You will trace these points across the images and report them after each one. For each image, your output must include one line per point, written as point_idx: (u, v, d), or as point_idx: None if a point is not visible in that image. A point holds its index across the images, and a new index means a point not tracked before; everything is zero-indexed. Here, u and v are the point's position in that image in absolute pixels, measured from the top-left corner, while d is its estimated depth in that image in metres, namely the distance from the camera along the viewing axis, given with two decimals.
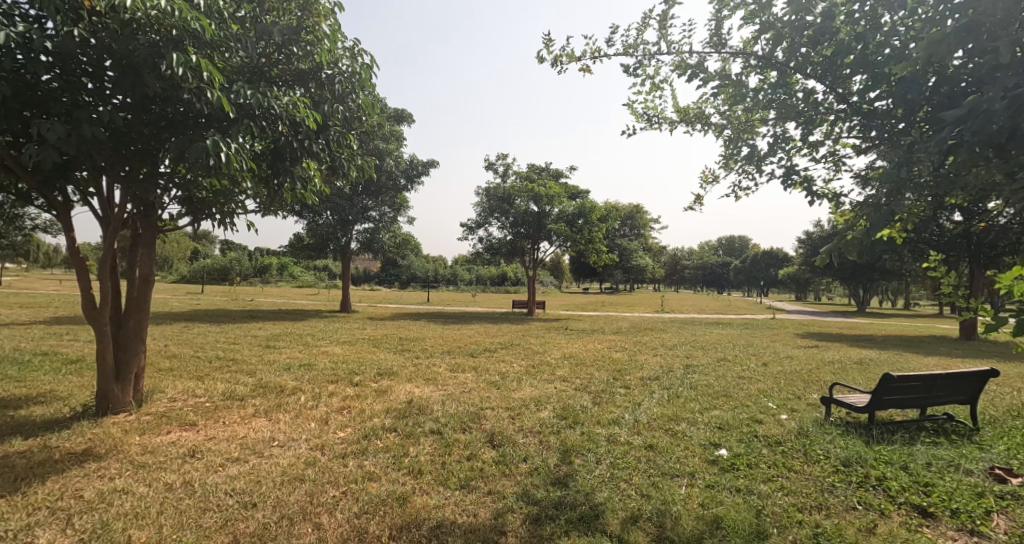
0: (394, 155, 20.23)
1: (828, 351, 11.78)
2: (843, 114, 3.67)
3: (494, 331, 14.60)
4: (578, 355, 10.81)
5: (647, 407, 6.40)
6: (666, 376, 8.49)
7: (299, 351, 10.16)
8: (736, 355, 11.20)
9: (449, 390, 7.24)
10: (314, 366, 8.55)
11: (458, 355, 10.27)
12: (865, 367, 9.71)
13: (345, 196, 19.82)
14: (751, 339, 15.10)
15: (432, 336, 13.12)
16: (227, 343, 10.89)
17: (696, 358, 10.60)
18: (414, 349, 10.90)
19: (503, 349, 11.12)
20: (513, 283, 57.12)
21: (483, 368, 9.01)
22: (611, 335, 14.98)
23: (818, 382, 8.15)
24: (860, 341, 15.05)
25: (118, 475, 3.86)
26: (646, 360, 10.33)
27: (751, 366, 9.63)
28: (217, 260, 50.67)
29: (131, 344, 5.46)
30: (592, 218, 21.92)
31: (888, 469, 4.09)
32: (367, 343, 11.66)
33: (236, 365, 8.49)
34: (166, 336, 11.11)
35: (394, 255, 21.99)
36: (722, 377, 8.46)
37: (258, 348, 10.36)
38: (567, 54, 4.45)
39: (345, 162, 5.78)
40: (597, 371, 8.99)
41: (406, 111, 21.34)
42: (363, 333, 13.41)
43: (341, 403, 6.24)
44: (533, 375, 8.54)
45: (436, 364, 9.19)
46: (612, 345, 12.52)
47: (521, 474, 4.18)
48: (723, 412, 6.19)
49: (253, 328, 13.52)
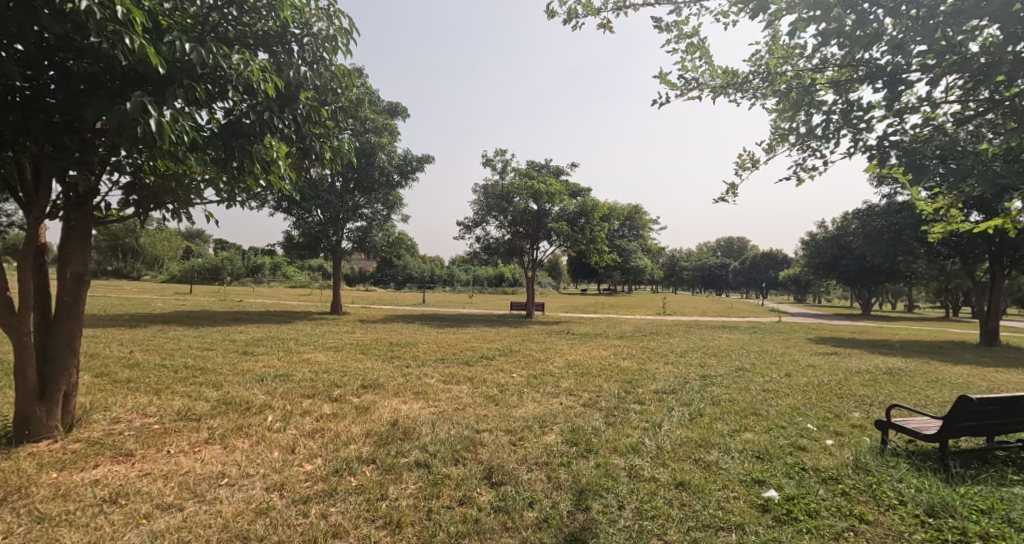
0: (387, 150, 19.34)
1: (852, 360, 10.93)
2: (947, 70, 2.85)
3: (491, 336, 13.75)
4: (583, 363, 9.94)
5: (669, 429, 5.56)
6: (683, 389, 7.66)
7: (278, 359, 9.28)
8: (754, 363, 10.36)
9: (441, 406, 6.40)
10: (291, 376, 7.67)
11: (453, 363, 9.38)
12: (897, 377, 8.89)
13: (336, 191, 18.87)
14: (763, 345, 14.29)
15: (425, 341, 12.27)
16: (201, 349, 10.00)
17: (712, 367, 9.74)
18: (405, 356, 10.02)
19: (501, 357, 10.28)
20: (510, 283, 56.23)
21: (481, 379, 8.12)
22: (615, 340, 14.15)
23: (854, 397, 7.30)
24: (878, 348, 14.24)
25: (7, 535, 2.99)
26: (656, 369, 9.51)
27: (773, 377, 8.79)
28: (209, 259, 49.75)
29: (59, 357, 4.57)
30: (594, 217, 21.08)
31: (990, 523, 3.24)
32: (354, 349, 10.77)
33: (203, 376, 7.60)
34: (133, 342, 10.22)
35: (387, 254, 21.11)
36: (746, 390, 7.60)
37: (233, 355, 9.48)
38: (582, 4, 3.65)
39: (318, 143, 4.99)
40: (605, 383, 8.12)
41: (400, 105, 20.51)
42: (351, 338, 12.50)
43: (314, 425, 5.37)
44: (535, 387, 7.68)
45: (429, 375, 8.31)
46: (618, 352, 11.65)
47: (527, 528, 3.33)
48: (757, 436, 5.35)
49: (233, 331, 12.64)
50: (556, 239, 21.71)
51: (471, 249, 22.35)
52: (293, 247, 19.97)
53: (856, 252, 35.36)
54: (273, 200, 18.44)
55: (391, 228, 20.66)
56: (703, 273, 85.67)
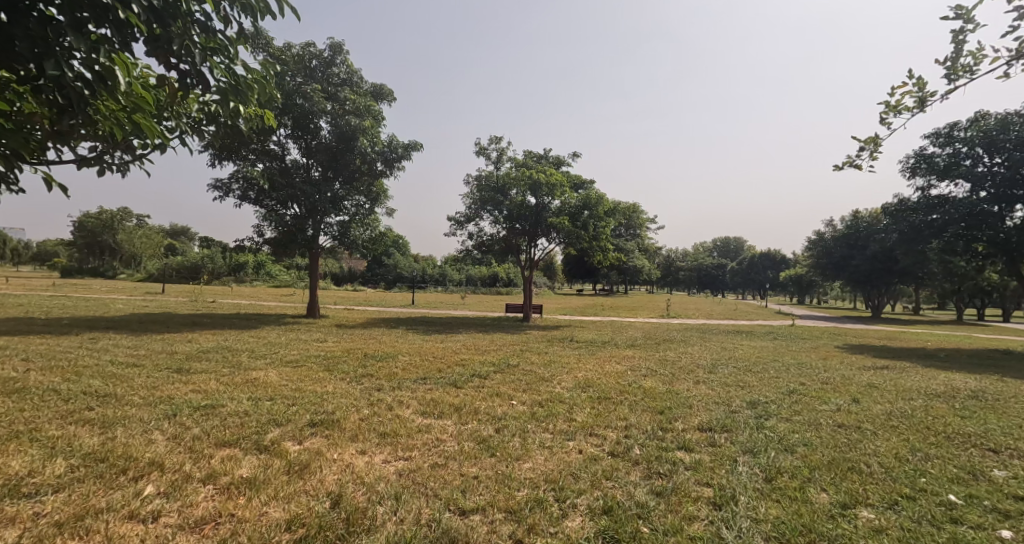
0: (371, 133, 17.37)
1: (915, 379, 9.12)
2: None
3: (485, 345, 11.89)
4: (598, 385, 8.04)
5: (750, 505, 3.75)
6: (737, 425, 5.85)
7: (217, 381, 7.31)
8: (804, 383, 8.52)
9: (414, 460, 4.53)
10: (219, 408, 5.72)
11: (437, 386, 7.45)
12: (993, 405, 7.06)
13: (311, 181, 16.96)
14: (794, 355, 12.53)
15: (407, 352, 10.40)
16: (123, 366, 8.01)
17: (757, 389, 7.87)
18: (377, 375, 8.10)
19: (497, 374, 8.42)
20: (505, 283, 54.42)
21: (471, 410, 6.22)
22: (627, 350, 12.28)
23: (966, 437, 5.50)
24: (926, 359, 12.50)
25: None
26: (690, 392, 7.71)
27: (840, 404, 6.94)
28: (189, 256, 47.39)
29: None
30: (598, 212, 19.27)
31: None
32: (318, 365, 8.82)
33: (100, 408, 5.63)
34: (41, 356, 8.22)
35: (370, 251, 19.24)
36: (819, 427, 5.77)
37: (161, 374, 7.56)
38: None
39: (199, 54, 3.23)
40: (633, 415, 6.27)
41: (386, 87, 18.63)
42: (318, 349, 10.52)
43: (211, 505, 3.48)
44: (543, 424, 5.80)
45: (403, 405, 6.39)
46: (636, 367, 9.76)
47: None
48: (887, 520, 3.53)
49: (181, 340, 10.65)
50: (556, 235, 19.86)
51: (463, 246, 20.56)
52: (265, 244, 17.90)
53: (867, 251, 33.76)
54: (239, 189, 16.44)
55: (375, 224, 18.80)
56: (701, 273, 84.09)
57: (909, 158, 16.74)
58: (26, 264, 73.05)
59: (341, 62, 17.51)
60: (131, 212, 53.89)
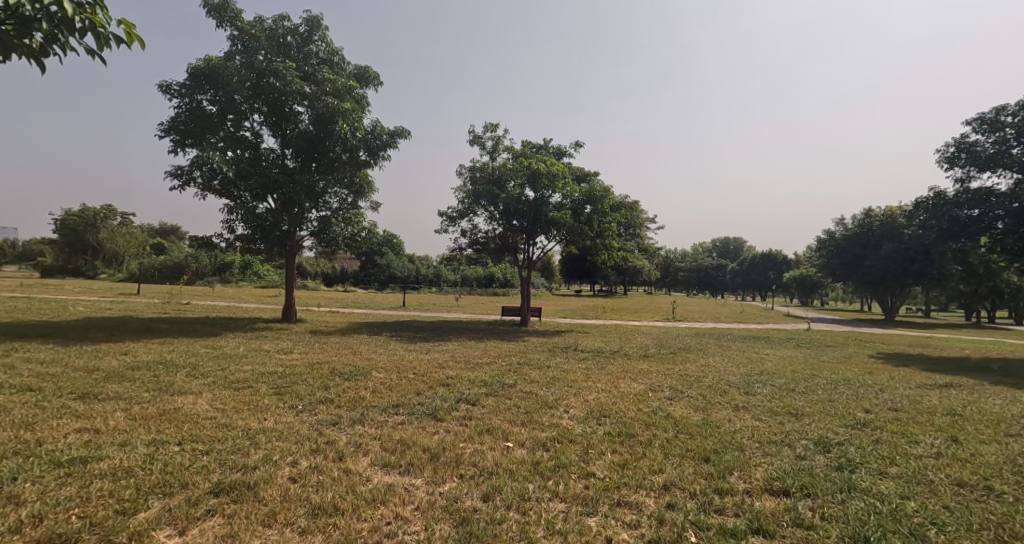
0: (352, 118, 15.60)
1: (998, 402, 7.48)
2: None
3: (478, 356, 10.23)
4: (617, 413, 6.35)
5: None
6: (822, 484, 4.21)
7: (124, 413, 5.59)
8: (869, 410, 6.86)
9: None
10: (94, 465, 4.03)
11: (411, 419, 5.75)
12: None
13: (287, 171, 15.20)
14: (830, 367, 10.96)
15: (383, 367, 8.74)
16: (10, 390, 6.28)
17: (818, 421, 6.19)
18: (339, 401, 6.43)
19: (489, 398, 6.75)
20: (501, 284, 52.92)
21: (451, 460, 4.52)
22: (641, 361, 10.66)
23: None
24: (984, 373, 10.87)
25: None
26: (736, 424, 6.02)
27: (937, 446, 5.27)
28: (172, 255, 45.43)
29: None
30: (602, 207, 17.61)
31: None
32: (269, 387, 7.10)
33: None
34: None
35: (354, 249, 17.49)
36: (936, 490, 4.13)
37: (52, 403, 5.84)
38: None
39: None
40: (672, 466, 4.61)
41: (371, 69, 16.94)
42: (276, 363, 8.81)
43: None
44: (551, 484, 4.11)
45: (359, 452, 4.68)
46: (657, 387, 8.06)
47: None
48: None
49: (114, 352, 8.91)
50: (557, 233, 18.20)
51: (455, 244, 18.86)
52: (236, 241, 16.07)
53: (880, 251, 32.20)
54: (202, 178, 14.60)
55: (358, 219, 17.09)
56: (701, 274, 82.83)
57: (946, 149, 15.25)
58: (10, 265, 70.48)
59: (319, 39, 15.85)
60: (116, 210, 52.68)
